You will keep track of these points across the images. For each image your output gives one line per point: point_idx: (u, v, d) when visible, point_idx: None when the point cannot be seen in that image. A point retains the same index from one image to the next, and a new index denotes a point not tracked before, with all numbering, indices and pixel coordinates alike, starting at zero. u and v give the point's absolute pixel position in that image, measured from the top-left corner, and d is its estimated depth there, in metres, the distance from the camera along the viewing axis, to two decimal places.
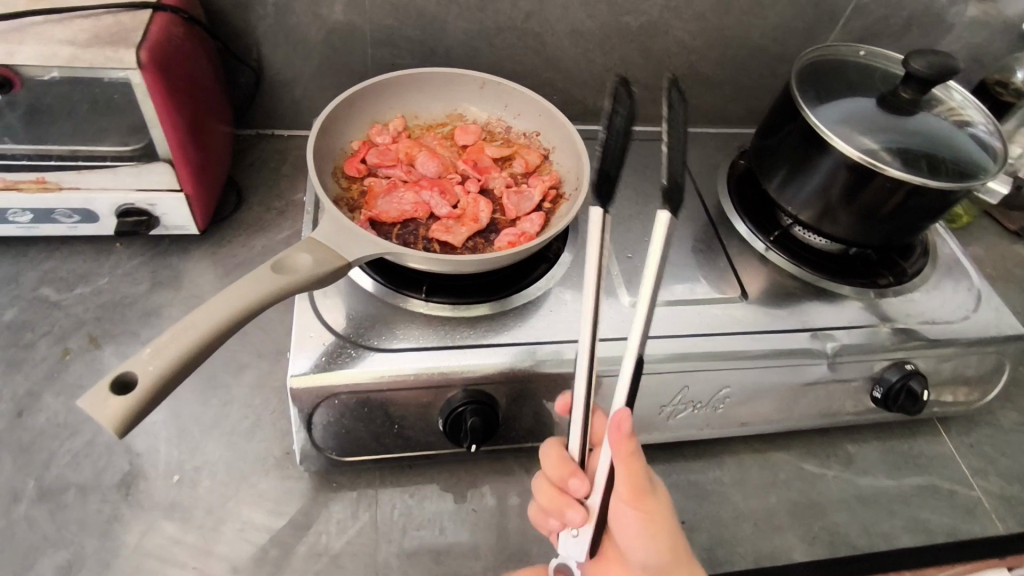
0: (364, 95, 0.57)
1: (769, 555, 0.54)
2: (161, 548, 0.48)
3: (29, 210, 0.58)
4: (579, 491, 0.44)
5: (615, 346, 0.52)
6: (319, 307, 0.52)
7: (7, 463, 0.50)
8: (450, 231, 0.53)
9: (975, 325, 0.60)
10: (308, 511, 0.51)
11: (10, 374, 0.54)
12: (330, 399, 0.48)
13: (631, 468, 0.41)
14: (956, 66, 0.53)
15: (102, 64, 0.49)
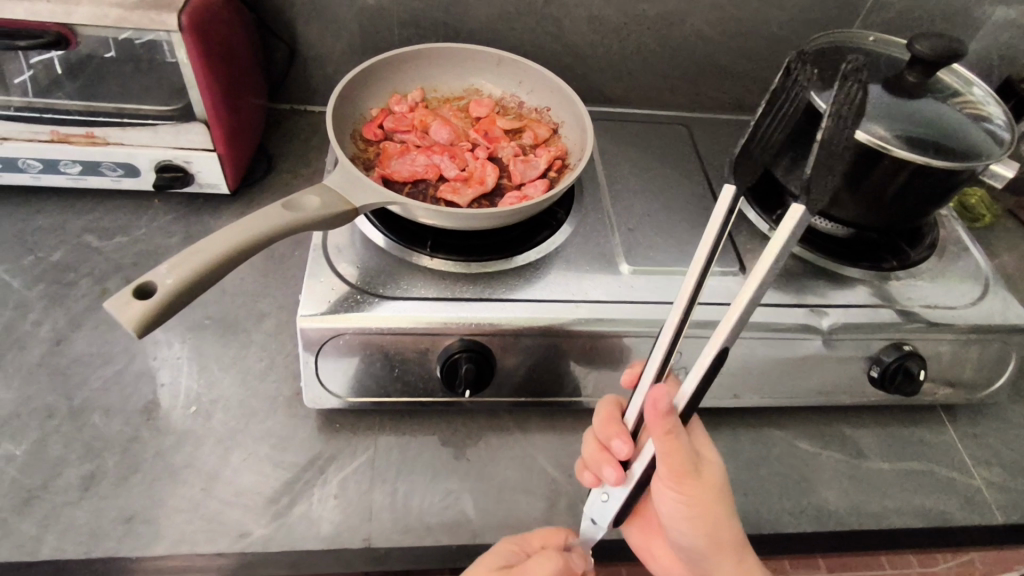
0: (385, 66, 0.61)
1: (755, 523, 0.55)
2: (174, 469, 0.52)
3: (78, 162, 0.63)
4: (620, 453, 0.44)
5: (609, 308, 0.54)
6: (331, 257, 0.56)
7: (45, 385, 0.55)
8: (456, 192, 0.56)
9: (980, 312, 0.60)
10: (310, 448, 0.54)
11: (53, 308, 0.59)
12: (336, 340, 0.51)
13: (669, 448, 0.39)
14: (959, 48, 0.54)
15: (148, 25, 0.54)
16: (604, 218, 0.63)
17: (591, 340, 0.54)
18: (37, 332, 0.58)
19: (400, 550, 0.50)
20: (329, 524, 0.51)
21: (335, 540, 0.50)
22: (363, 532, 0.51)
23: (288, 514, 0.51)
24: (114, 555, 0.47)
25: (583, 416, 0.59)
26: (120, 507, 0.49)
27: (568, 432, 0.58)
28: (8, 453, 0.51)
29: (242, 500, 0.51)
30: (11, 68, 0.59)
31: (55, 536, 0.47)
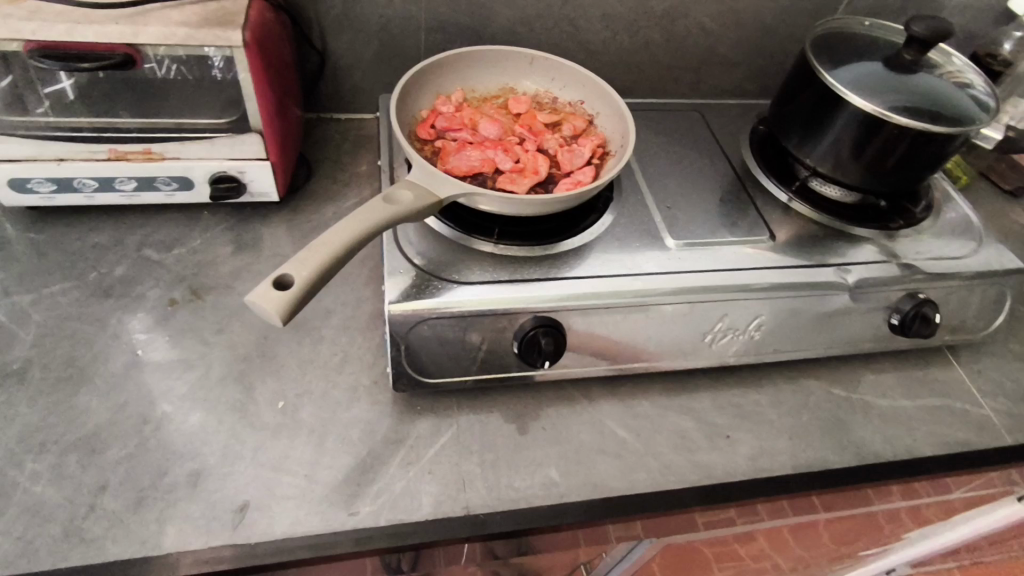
0: (431, 70, 0.65)
1: (806, 463, 0.61)
2: (274, 459, 0.55)
3: (134, 178, 0.65)
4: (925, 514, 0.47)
5: (662, 279, 0.59)
6: (403, 250, 0.59)
7: (134, 392, 0.57)
8: (514, 182, 0.60)
9: (978, 259, 0.68)
10: (396, 430, 0.58)
11: (126, 320, 0.61)
12: (421, 324, 0.55)
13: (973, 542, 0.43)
14: (949, 27, 0.61)
15: (213, 42, 0.57)
16: (642, 199, 0.68)
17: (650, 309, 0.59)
18: (116, 343, 0.60)
19: (497, 514, 0.54)
20: (427, 496, 0.54)
21: (436, 510, 0.53)
22: (460, 501, 0.54)
23: (388, 491, 0.54)
24: (232, 543, 0.50)
25: (640, 382, 0.64)
26: (231, 498, 0.52)
27: (629, 397, 0.63)
28: (113, 458, 0.53)
29: (344, 482, 0.54)
30: (31, 100, 0.62)
31: (174, 530, 0.50)
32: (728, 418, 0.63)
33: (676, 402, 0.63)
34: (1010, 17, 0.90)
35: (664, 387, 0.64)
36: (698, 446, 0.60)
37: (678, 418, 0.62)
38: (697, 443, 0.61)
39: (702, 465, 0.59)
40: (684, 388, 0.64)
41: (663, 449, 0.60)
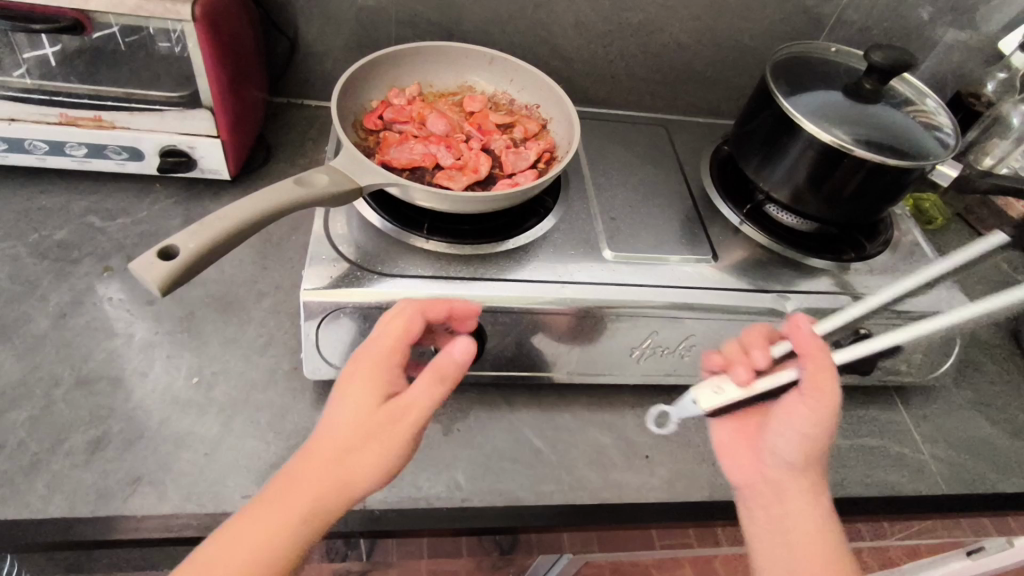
0: (385, 61, 0.65)
1: (725, 491, 0.59)
2: (179, 435, 0.54)
3: (84, 145, 0.65)
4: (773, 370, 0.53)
5: (591, 290, 0.58)
6: (333, 239, 0.59)
7: (50, 355, 0.57)
8: (452, 179, 0.59)
9: (929, 300, 0.66)
10: (308, 418, 0.57)
11: (57, 283, 0.61)
12: (337, 313, 0.55)
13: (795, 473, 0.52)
14: (909, 60, 0.60)
15: (162, 14, 0.57)
16: (588, 209, 0.67)
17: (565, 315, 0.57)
18: (43, 305, 0.60)
19: (394, 512, 0.53)
20: None
21: None
22: None
23: None
24: (118, 514, 0.49)
25: (566, 394, 0.63)
26: (127, 470, 0.51)
27: (551, 407, 0.62)
28: (17, 418, 0.52)
29: (245, 465, 0.53)
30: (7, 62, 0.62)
31: (63, 495, 0.49)
32: (651, 438, 0.62)
33: (600, 417, 0.62)
34: (998, 59, 0.88)
35: (590, 401, 0.63)
36: (615, 463, 0.59)
37: (599, 433, 0.61)
38: (614, 460, 0.59)
39: (614, 483, 0.58)
40: (611, 403, 0.63)
41: (577, 464, 0.58)
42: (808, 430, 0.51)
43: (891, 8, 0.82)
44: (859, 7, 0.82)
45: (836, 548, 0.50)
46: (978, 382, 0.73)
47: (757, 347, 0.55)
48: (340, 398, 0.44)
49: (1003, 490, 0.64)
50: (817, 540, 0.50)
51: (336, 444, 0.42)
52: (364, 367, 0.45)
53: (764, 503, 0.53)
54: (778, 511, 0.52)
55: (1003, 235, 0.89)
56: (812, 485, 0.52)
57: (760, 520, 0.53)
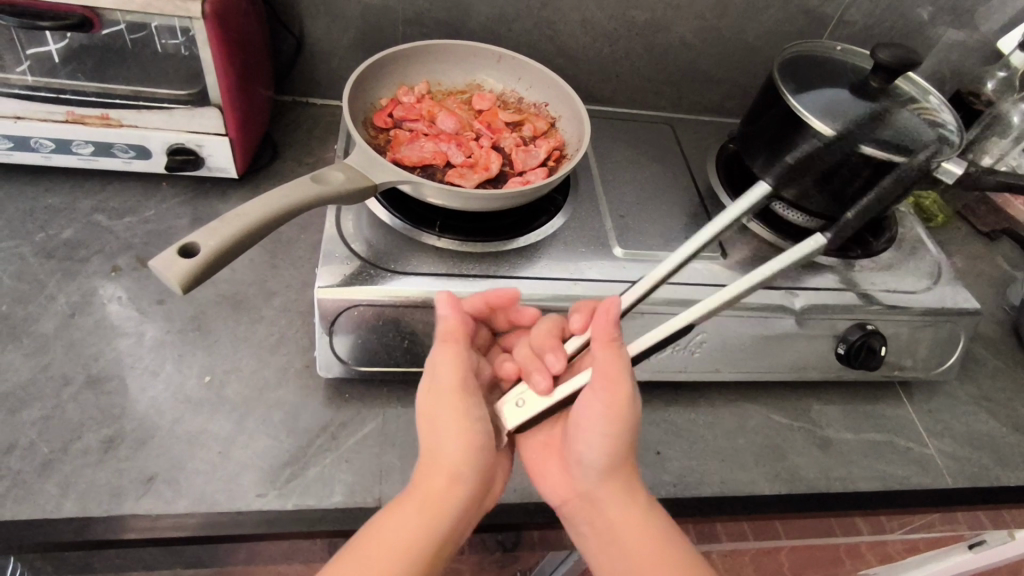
0: (394, 59, 0.65)
1: (735, 486, 0.59)
2: (192, 434, 0.54)
3: (92, 143, 0.65)
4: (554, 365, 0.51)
5: (602, 287, 0.59)
6: (345, 237, 0.59)
7: (60, 354, 0.56)
8: (463, 176, 0.60)
9: (932, 296, 0.66)
10: (322, 416, 0.57)
11: (66, 282, 0.61)
12: (351, 311, 0.55)
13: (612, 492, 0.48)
14: (915, 58, 0.60)
15: (173, 11, 0.57)
16: (597, 206, 0.68)
17: (515, 351, 0.55)
18: (52, 304, 0.59)
19: None
20: (340, 485, 0.53)
21: (347, 499, 0.52)
22: (373, 492, 0.53)
23: (302, 476, 0.53)
24: (133, 513, 0.49)
25: None
26: (141, 469, 0.51)
27: None
28: (29, 418, 0.52)
29: (259, 463, 0.53)
30: (9, 59, 0.61)
31: (77, 495, 0.49)
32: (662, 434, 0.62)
33: None
34: (996, 58, 0.89)
35: None
36: None
37: None
38: None
39: None
40: None
41: None
42: (609, 429, 0.47)
43: (892, 7, 0.83)
44: (860, 6, 0.83)
45: (669, 553, 0.46)
46: (981, 377, 0.74)
47: (540, 347, 0.53)
48: (427, 418, 0.49)
49: (1008, 483, 0.65)
50: (642, 547, 0.47)
51: (450, 454, 0.47)
52: (449, 396, 0.49)
53: (588, 514, 0.49)
54: (602, 524, 0.48)
55: (1001, 232, 0.90)
56: (621, 487, 0.48)
57: (597, 538, 0.49)
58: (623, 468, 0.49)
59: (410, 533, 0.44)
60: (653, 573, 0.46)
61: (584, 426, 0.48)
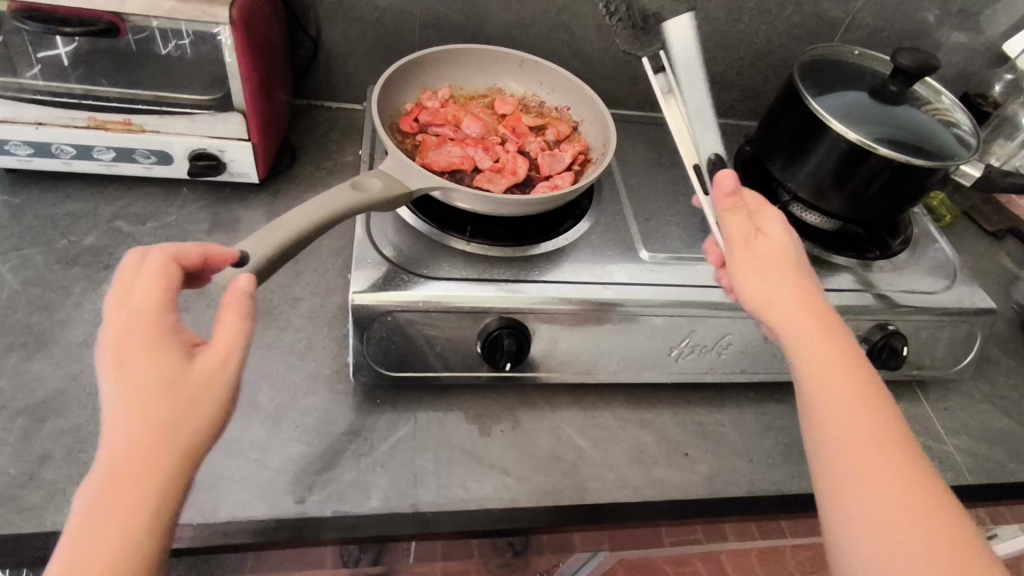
0: (419, 64, 0.65)
1: (763, 486, 0.60)
2: (226, 441, 0.54)
3: (113, 149, 0.64)
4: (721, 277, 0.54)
5: (632, 290, 0.59)
6: (375, 241, 0.59)
7: (89, 363, 0.56)
8: (492, 181, 0.60)
9: (950, 296, 0.68)
10: (356, 423, 0.57)
11: (91, 289, 0.61)
12: (385, 316, 0.55)
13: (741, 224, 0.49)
14: (935, 63, 0.61)
15: (199, 17, 0.56)
16: (622, 210, 0.68)
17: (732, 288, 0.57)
18: (78, 312, 0.59)
19: (446, 514, 0.53)
20: (377, 491, 0.53)
21: (384, 504, 0.53)
22: (410, 497, 0.53)
23: (338, 482, 0.53)
24: None
25: (605, 393, 0.64)
26: None
27: (591, 407, 0.63)
28: (61, 427, 0.52)
29: (295, 469, 0.53)
30: (21, 62, 0.61)
31: None
32: (689, 435, 0.63)
33: (638, 415, 0.63)
34: (1001, 61, 0.91)
35: (627, 400, 0.64)
36: (656, 460, 0.60)
37: (638, 431, 0.62)
38: (655, 458, 0.60)
39: (657, 480, 0.59)
40: (648, 401, 0.64)
41: (620, 461, 0.59)
42: (790, 288, 0.46)
43: (902, 11, 0.85)
44: (871, 11, 0.84)
45: (904, 434, 0.42)
46: (994, 374, 0.75)
47: (130, 293, 0.36)
48: (127, 401, 0.33)
49: None
50: (883, 434, 0.41)
51: (140, 423, 0.32)
52: (141, 332, 0.34)
53: (817, 397, 0.43)
54: (843, 406, 0.42)
55: (1008, 232, 0.91)
56: (859, 371, 0.43)
57: (823, 424, 0.42)
58: (835, 336, 0.44)
59: (92, 555, 0.30)
60: (894, 487, 0.39)
61: (775, 297, 0.46)
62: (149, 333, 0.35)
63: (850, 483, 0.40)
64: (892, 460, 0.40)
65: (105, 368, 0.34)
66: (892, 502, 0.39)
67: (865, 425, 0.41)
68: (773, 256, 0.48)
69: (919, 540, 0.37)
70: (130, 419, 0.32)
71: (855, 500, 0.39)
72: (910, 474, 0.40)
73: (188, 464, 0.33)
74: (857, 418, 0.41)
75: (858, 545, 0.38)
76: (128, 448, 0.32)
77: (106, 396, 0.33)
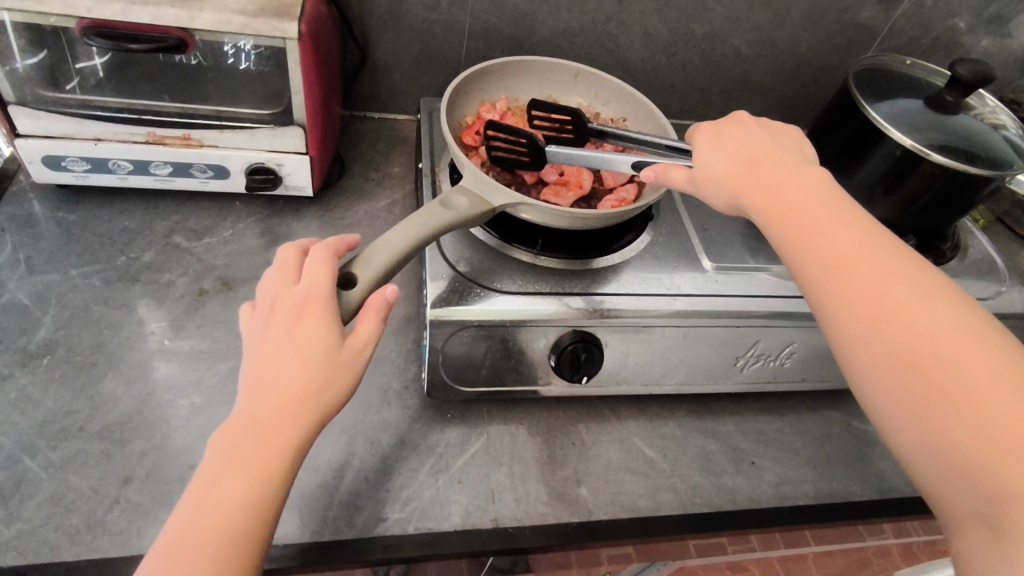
0: (478, 77, 0.66)
1: (830, 494, 0.61)
2: (303, 459, 0.53)
3: (170, 164, 0.64)
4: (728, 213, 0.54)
5: (701, 301, 0.59)
6: (444, 256, 0.59)
7: (160, 381, 0.56)
8: (559, 194, 0.60)
9: (1003, 301, 0.69)
10: (430, 438, 0.57)
11: (155, 307, 0.60)
12: (461, 331, 0.54)
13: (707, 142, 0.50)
14: (993, 73, 0.62)
15: (268, 32, 0.56)
16: (679, 221, 0.69)
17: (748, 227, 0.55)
18: (144, 330, 0.58)
19: (527, 529, 0.53)
20: (457, 507, 0.53)
21: (465, 521, 0.52)
22: (490, 513, 0.53)
23: (418, 499, 0.53)
24: None
25: (667, 402, 0.65)
26: None
27: (655, 417, 0.63)
28: (140, 448, 0.51)
29: (374, 486, 0.53)
30: (61, 75, 0.60)
31: None
32: (753, 444, 0.63)
33: (702, 424, 0.64)
34: None
35: (690, 410, 0.65)
36: (725, 470, 0.60)
37: (704, 441, 0.62)
38: (723, 467, 0.61)
39: (728, 490, 0.59)
40: (710, 410, 0.65)
41: (690, 471, 0.60)
42: (743, 179, 0.47)
43: (940, 19, 0.86)
44: (910, 19, 0.85)
45: (908, 253, 0.39)
46: None
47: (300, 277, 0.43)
48: (288, 350, 0.38)
49: None
50: (894, 278, 0.38)
51: (297, 369, 0.38)
52: (307, 307, 0.40)
53: (802, 244, 0.42)
54: (835, 253, 0.40)
55: None
56: (847, 229, 0.41)
57: (811, 265, 0.41)
58: (830, 198, 0.43)
59: (233, 475, 0.34)
60: (909, 335, 0.36)
61: (743, 188, 0.46)
62: (312, 303, 0.41)
63: (852, 317, 0.38)
64: (906, 304, 0.37)
65: (270, 324, 0.40)
66: (907, 348, 0.36)
67: (861, 275, 0.39)
68: (719, 148, 0.50)
69: (937, 348, 0.35)
70: (283, 374, 0.37)
71: (870, 364, 0.37)
72: (923, 315, 0.36)
73: (317, 426, 0.38)
74: (849, 274, 0.39)
75: (879, 379, 0.37)
76: (280, 399, 0.37)
77: (260, 352, 0.39)
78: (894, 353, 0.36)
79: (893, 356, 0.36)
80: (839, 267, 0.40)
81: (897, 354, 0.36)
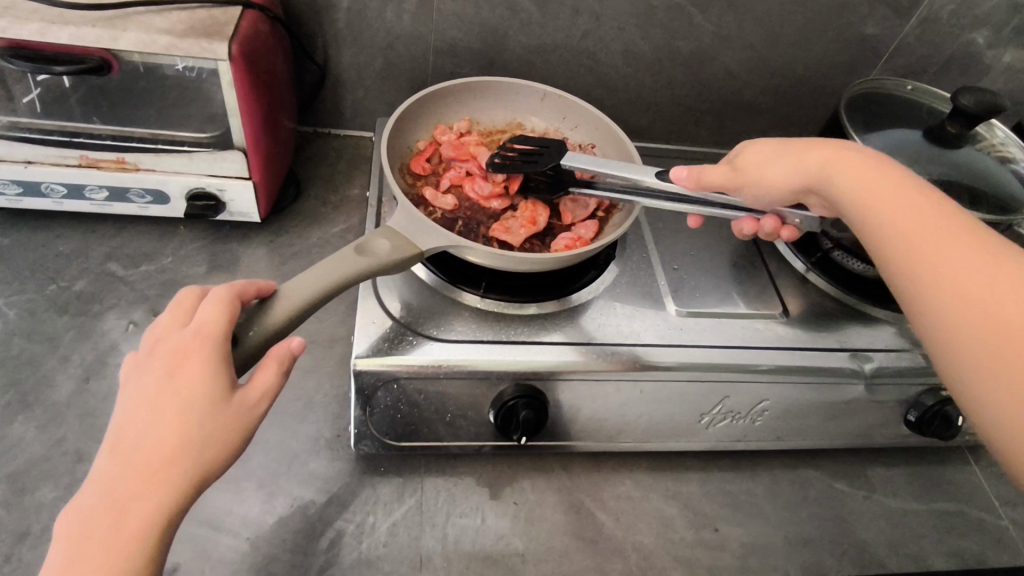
0: (433, 99, 0.61)
1: (801, 568, 0.55)
2: (216, 516, 0.49)
3: (105, 188, 0.61)
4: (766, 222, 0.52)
5: (661, 352, 0.54)
6: (381, 297, 0.55)
7: (74, 425, 0.52)
8: (509, 231, 0.56)
9: None
10: (358, 494, 0.53)
11: (79, 341, 0.57)
12: (391, 383, 0.50)
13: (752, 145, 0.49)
14: (1001, 104, 0.55)
15: (197, 53, 0.52)
16: (648, 259, 0.63)
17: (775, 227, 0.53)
18: (64, 367, 0.55)
19: None
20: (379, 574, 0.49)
21: None
22: None
23: (337, 565, 0.49)
24: None
25: (627, 457, 0.59)
26: None
27: (611, 474, 0.58)
28: (42, 500, 0.48)
29: (290, 549, 0.49)
30: (18, 89, 0.56)
31: None
32: (719, 507, 0.58)
33: (664, 483, 0.58)
34: None
35: (651, 466, 0.59)
36: (684, 537, 0.55)
37: (664, 502, 0.57)
38: (683, 534, 0.55)
39: (685, 560, 0.54)
40: (675, 467, 0.59)
41: (644, 538, 0.54)
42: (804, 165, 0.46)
43: (954, 36, 0.78)
44: (920, 36, 0.77)
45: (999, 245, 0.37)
46: None
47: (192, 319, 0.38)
48: (166, 402, 0.34)
49: None
50: (966, 252, 0.37)
51: (172, 427, 0.34)
52: (193, 353, 0.36)
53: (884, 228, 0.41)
54: (905, 233, 0.39)
55: None
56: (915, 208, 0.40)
57: (889, 248, 0.40)
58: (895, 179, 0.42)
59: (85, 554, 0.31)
60: (982, 306, 0.35)
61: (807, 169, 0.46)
62: (204, 348, 0.36)
63: (931, 286, 0.37)
64: (977, 278, 0.36)
65: (153, 365, 0.36)
66: (986, 318, 0.35)
67: (934, 253, 0.38)
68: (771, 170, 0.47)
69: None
70: (152, 434, 0.34)
71: (953, 338, 0.36)
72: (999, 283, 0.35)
73: (194, 491, 0.34)
74: (921, 250, 0.38)
75: (972, 369, 0.35)
76: (145, 463, 0.33)
77: (134, 406, 0.35)
78: (971, 324, 0.35)
79: (971, 334, 0.35)
80: (907, 245, 0.39)
81: (974, 331, 0.35)
